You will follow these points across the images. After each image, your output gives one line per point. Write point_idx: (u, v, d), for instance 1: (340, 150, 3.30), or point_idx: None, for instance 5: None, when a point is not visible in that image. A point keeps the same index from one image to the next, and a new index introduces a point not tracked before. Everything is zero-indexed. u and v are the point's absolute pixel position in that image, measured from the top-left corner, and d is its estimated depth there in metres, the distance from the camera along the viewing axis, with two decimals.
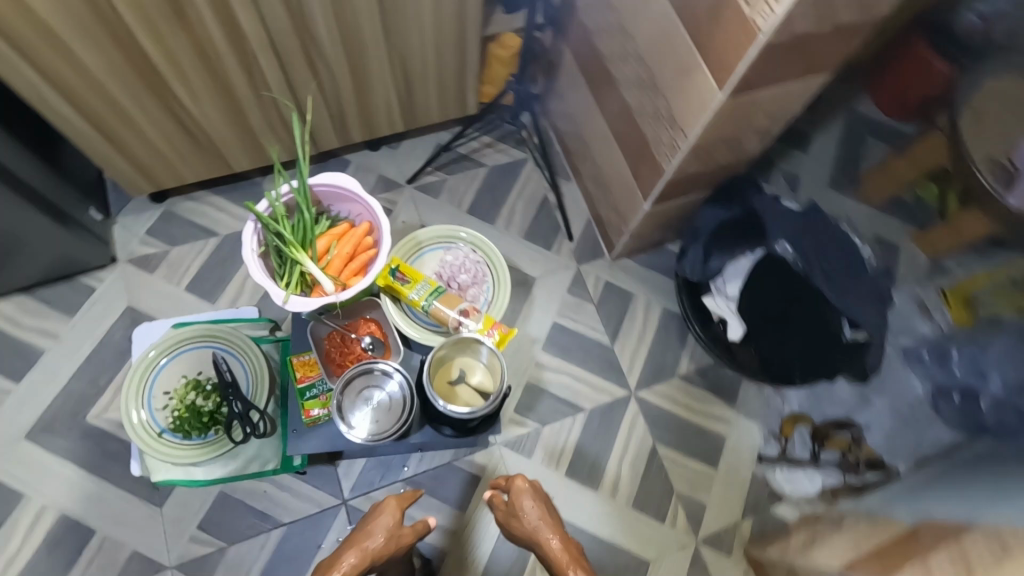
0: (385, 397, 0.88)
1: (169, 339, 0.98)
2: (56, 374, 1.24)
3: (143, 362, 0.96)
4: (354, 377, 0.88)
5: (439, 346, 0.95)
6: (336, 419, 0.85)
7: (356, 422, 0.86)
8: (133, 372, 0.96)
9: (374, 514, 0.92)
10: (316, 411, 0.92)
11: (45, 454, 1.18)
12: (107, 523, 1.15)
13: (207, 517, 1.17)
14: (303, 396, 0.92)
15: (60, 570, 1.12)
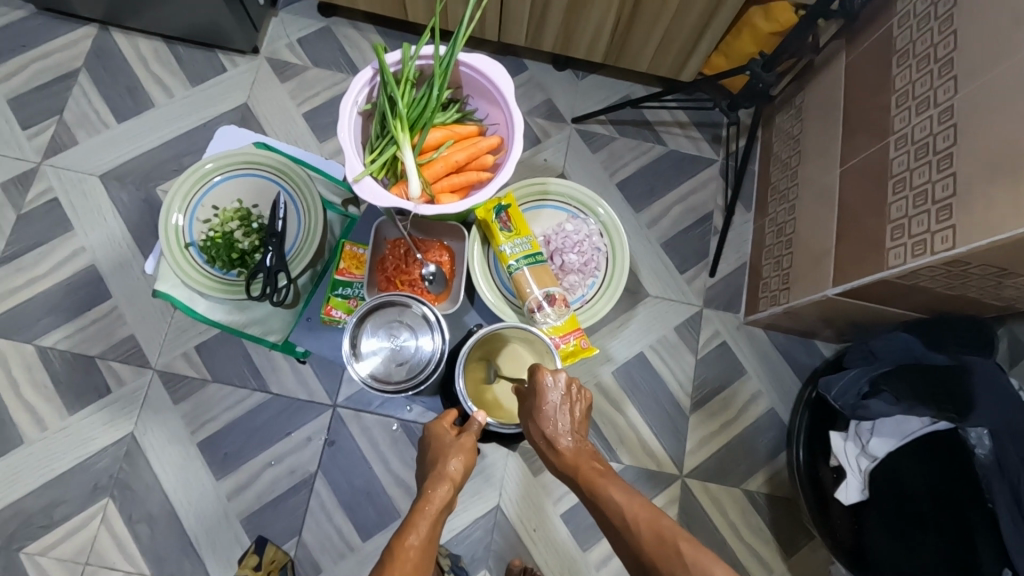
0: (413, 349, 0.75)
1: (235, 158, 0.86)
2: (152, 131, 1.19)
3: (197, 171, 0.85)
4: (392, 305, 0.76)
5: (502, 324, 0.78)
6: (348, 343, 0.74)
7: (365, 356, 0.75)
8: (186, 175, 0.85)
9: (436, 445, 0.68)
10: (336, 313, 0.83)
11: (107, 200, 1.15)
12: (124, 296, 1.11)
13: (207, 343, 1.10)
14: (334, 290, 0.83)
15: (64, 313, 1.10)
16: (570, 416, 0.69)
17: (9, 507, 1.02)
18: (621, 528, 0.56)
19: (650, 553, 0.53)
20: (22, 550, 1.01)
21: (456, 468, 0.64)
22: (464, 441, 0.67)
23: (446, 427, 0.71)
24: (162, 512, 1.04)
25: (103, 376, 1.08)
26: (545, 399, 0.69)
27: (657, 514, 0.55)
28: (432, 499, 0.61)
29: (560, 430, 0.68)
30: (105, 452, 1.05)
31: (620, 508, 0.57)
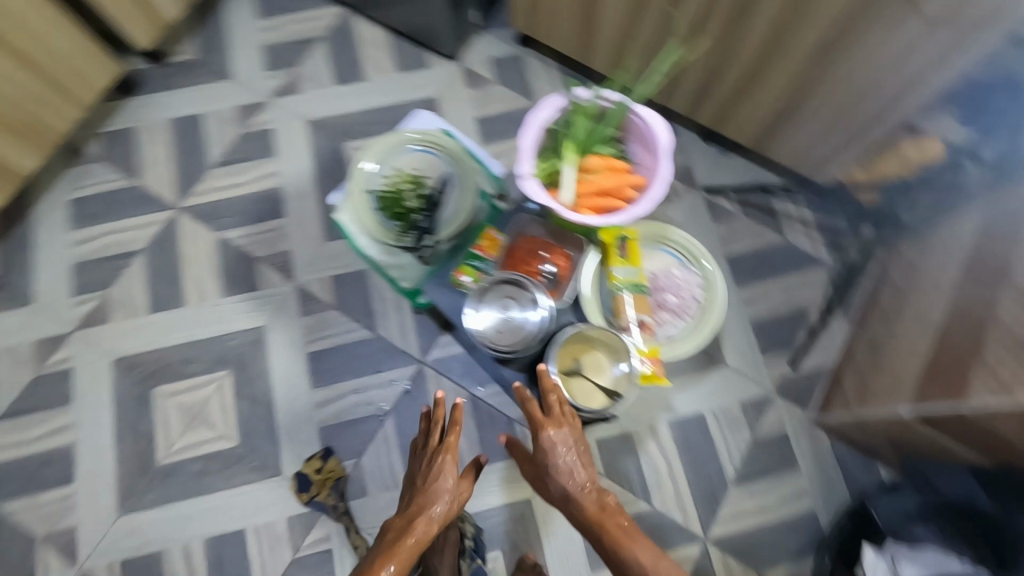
0: (518, 324, 0.88)
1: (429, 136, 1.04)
2: (357, 99, 1.44)
3: (397, 136, 1.04)
4: (512, 282, 0.89)
5: (597, 325, 0.91)
6: (471, 300, 0.90)
7: (480, 315, 0.89)
8: (388, 136, 1.04)
9: (434, 473, 0.95)
10: (463, 278, 0.94)
11: (307, 142, 1.40)
12: (293, 219, 1.34)
13: (342, 277, 1.30)
14: (468, 260, 0.94)
15: (247, 218, 1.35)
16: (580, 466, 0.83)
17: (157, 352, 1.26)
18: None
19: None
20: (154, 388, 1.24)
21: (440, 494, 0.92)
22: (444, 462, 0.95)
23: (450, 466, 0.95)
24: (263, 398, 1.23)
25: (257, 275, 1.31)
26: (555, 458, 0.83)
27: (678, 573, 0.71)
28: (421, 522, 0.87)
29: (575, 481, 0.82)
30: (238, 335, 1.27)
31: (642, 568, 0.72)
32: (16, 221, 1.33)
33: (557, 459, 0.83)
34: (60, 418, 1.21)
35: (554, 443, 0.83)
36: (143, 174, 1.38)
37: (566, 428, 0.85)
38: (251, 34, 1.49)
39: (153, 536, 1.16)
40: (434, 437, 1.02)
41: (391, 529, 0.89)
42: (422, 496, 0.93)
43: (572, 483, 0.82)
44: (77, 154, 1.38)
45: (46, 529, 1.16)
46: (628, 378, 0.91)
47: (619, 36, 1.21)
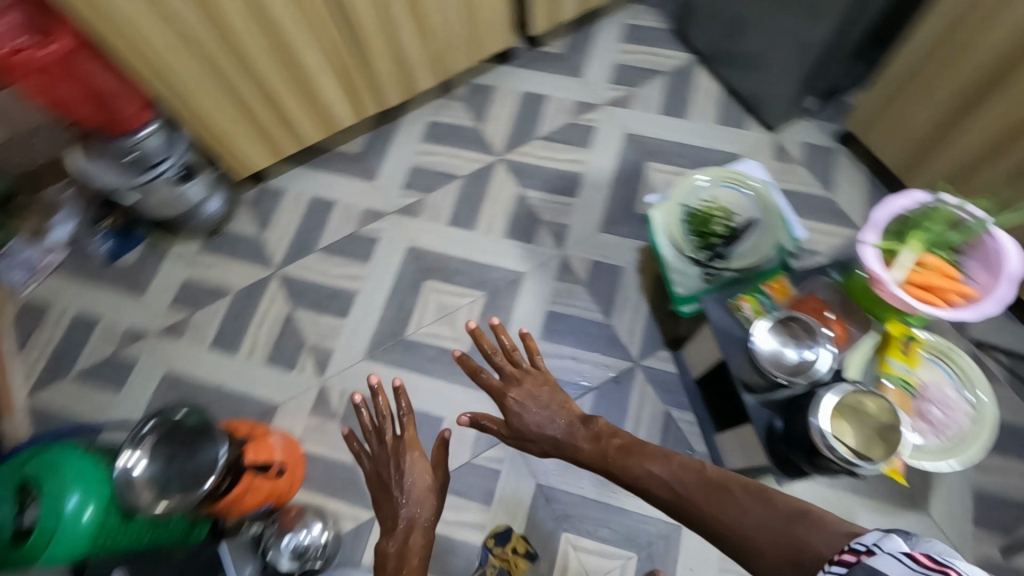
0: (799, 360, 0.91)
1: (756, 185, 1.17)
2: (674, 131, 1.64)
3: (730, 172, 1.18)
4: (798, 322, 0.95)
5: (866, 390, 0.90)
6: (756, 324, 0.96)
7: (762, 338, 0.94)
8: (723, 170, 1.18)
9: (402, 472, 0.97)
10: (746, 305, 1.02)
11: (618, 148, 1.63)
12: (583, 202, 1.57)
13: (602, 264, 1.49)
14: (754, 292, 1.04)
15: (546, 186, 1.59)
16: (557, 412, 0.96)
17: (440, 255, 1.54)
18: (681, 498, 0.78)
19: (715, 507, 0.73)
20: (426, 280, 1.52)
21: (424, 494, 0.95)
22: (415, 460, 0.98)
23: (420, 463, 0.99)
24: (501, 327, 1.45)
25: (536, 232, 1.54)
26: (529, 418, 0.97)
27: (708, 471, 0.79)
28: (414, 531, 0.90)
29: (558, 429, 0.94)
30: (503, 271, 1.51)
31: (669, 482, 0.80)
32: (387, 119, 1.72)
33: (530, 410, 0.97)
34: (357, 270, 1.54)
35: (518, 405, 0.98)
36: (486, 123, 1.70)
37: (527, 383, 1.01)
38: (610, 51, 1.76)
39: (379, 387, 1.41)
40: (388, 432, 1.03)
41: (379, 559, 0.87)
42: (389, 512, 0.94)
43: (575, 432, 0.94)
44: (448, 90, 1.75)
45: (313, 342, 1.47)
46: (889, 449, 0.87)
47: (968, 162, 1.25)
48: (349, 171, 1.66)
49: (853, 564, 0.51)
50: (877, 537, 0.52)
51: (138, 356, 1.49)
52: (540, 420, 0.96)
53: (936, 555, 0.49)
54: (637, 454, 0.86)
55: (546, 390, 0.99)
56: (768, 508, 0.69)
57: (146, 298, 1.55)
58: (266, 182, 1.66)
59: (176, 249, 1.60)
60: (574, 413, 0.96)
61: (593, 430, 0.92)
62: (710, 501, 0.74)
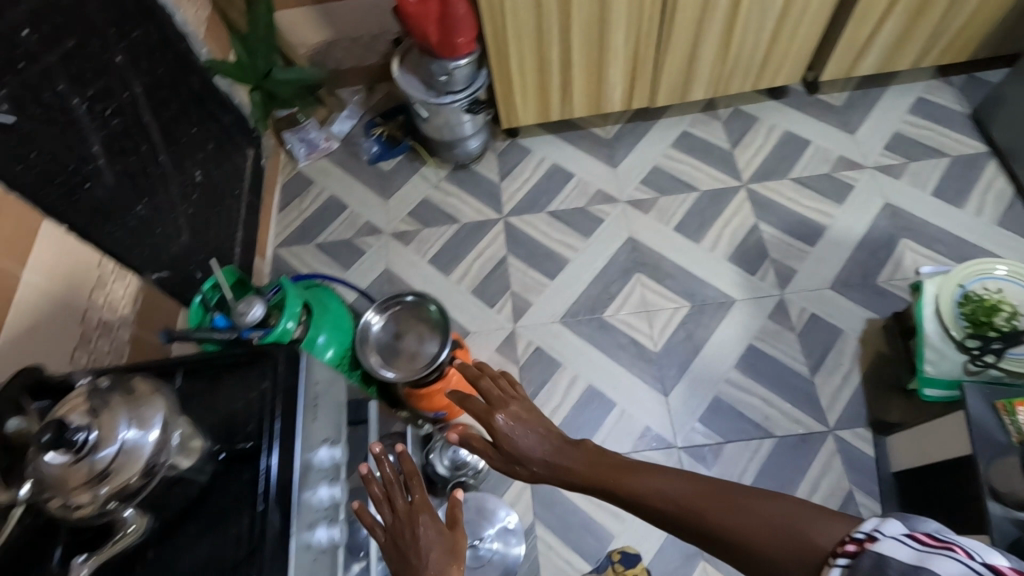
0: None
1: None
2: (942, 216, 1.52)
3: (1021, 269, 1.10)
4: None
5: None
6: None
7: None
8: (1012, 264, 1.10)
9: (406, 528, 0.69)
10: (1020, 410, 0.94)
11: (873, 214, 1.54)
12: (818, 254, 1.51)
13: (821, 320, 1.42)
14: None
15: (784, 227, 1.56)
16: (535, 432, 0.75)
17: (657, 254, 1.56)
18: (682, 512, 0.63)
19: (718, 520, 0.59)
20: (637, 273, 1.54)
21: (442, 560, 0.67)
22: (428, 524, 0.69)
23: (427, 515, 0.69)
24: (698, 342, 1.44)
25: (761, 266, 1.51)
26: (515, 441, 0.74)
27: (690, 479, 0.65)
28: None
29: (548, 454, 0.74)
30: (715, 291, 1.49)
31: (667, 506, 0.64)
32: (645, 117, 1.78)
33: (523, 436, 0.75)
34: (576, 241, 1.61)
35: (502, 426, 0.75)
36: (740, 149, 1.70)
37: (509, 405, 0.77)
38: (893, 118, 1.68)
39: (563, 351, 1.46)
40: (399, 496, 0.71)
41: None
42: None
43: (552, 452, 0.74)
44: (711, 108, 1.77)
45: (517, 290, 1.56)
46: None
47: None
48: (594, 152, 1.75)
49: (857, 555, 0.48)
50: (878, 525, 0.49)
51: (369, 247, 1.68)
52: (527, 446, 0.74)
53: (938, 534, 0.47)
54: (621, 473, 0.69)
55: (516, 402, 0.77)
56: (779, 530, 0.56)
57: (390, 202, 1.74)
58: (518, 138, 1.80)
59: (426, 170, 1.78)
60: (550, 429, 0.76)
61: (571, 445, 0.74)
62: (703, 499, 0.62)
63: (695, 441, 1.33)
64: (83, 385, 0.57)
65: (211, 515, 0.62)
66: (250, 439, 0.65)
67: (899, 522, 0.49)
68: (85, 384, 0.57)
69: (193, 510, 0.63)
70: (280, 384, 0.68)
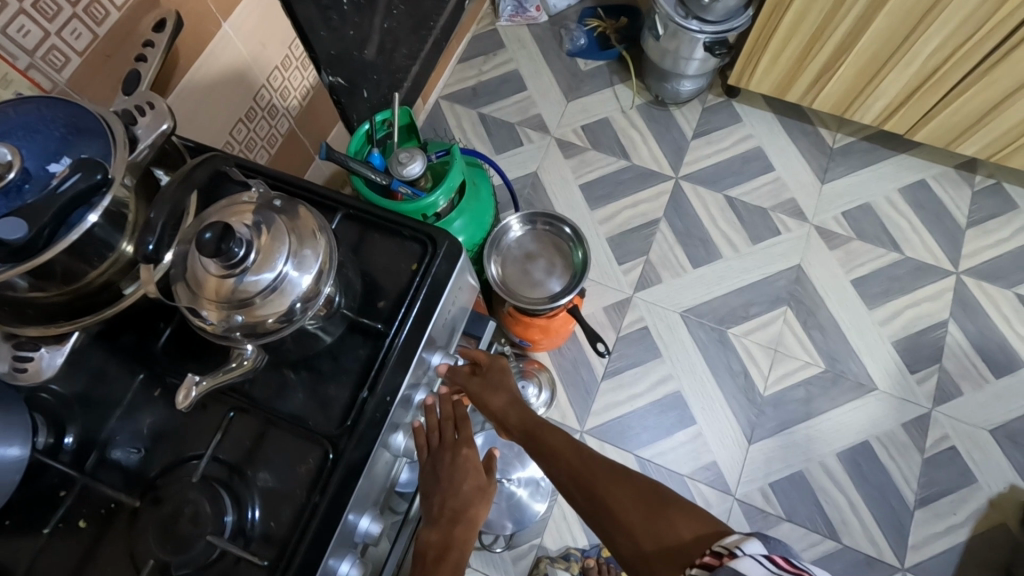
0: None
1: None
2: None
3: None
4: None
5: None
6: None
7: None
8: None
9: (449, 464, 0.63)
10: None
11: None
12: (997, 389, 1.27)
13: (958, 459, 1.23)
14: None
15: (976, 341, 1.32)
16: (508, 403, 0.69)
17: (818, 298, 1.37)
18: (569, 477, 0.63)
19: (593, 485, 0.61)
20: (787, 306, 1.36)
21: (472, 494, 0.62)
22: (471, 456, 0.63)
23: (472, 468, 0.63)
24: (812, 409, 1.28)
25: (925, 369, 1.30)
26: (490, 399, 0.69)
27: (575, 444, 0.65)
28: (459, 523, 0.60)
29: (510, 416, 0.69)
30: (859, 368, 1.30)
31: (560, 466, 0.65)
32: (886, 145, 1.50)
33: (497, 402, 0.69)
34: (739, 241, 1.42)
35: (484, 381, 0.69)
36: (975, 231, 1.41)
37: (495, 364, 0.71)
38: None
39: (669, 345, 1.34)
40: (448, 428, 0.64)
41: (424, 554, 0.59)
42: (433, 505, 0.61)
43: (512, 410, 0.68)
44: (968, 170, 1.47)
45: (654, 259, 1.41)
46: None
47: None
48: (808, 156, 1.50)
49: (715, 568, 0.46)
50: (739, 540, 0.47)
51: (529, 142, 1.55)
52: (495, 404, 0.69)
53: (791, 558, 0.45)
54: (538, 431, 0.67)
55: (503, 365, 0.71)
56: (634, 503, 0.58)
57: (570, 105, 1.58)
58: (734, 100, 1.56)
59: (623, 90, 1.59)
60: (519, 402, 0.69)
61: (527, 418, 0.68)
62: (584, 470, 0.62)
63: (755, 500, 1.22)
64: (256, 193, 0.51)
65: (318, 372, 0.59)
66: (379, 319, 0.59)
67: (765, 541, 0.46)
68: (257, 193, 0.51)
69: (306, 356, 0.59)
70: (430, 277, 0.60)
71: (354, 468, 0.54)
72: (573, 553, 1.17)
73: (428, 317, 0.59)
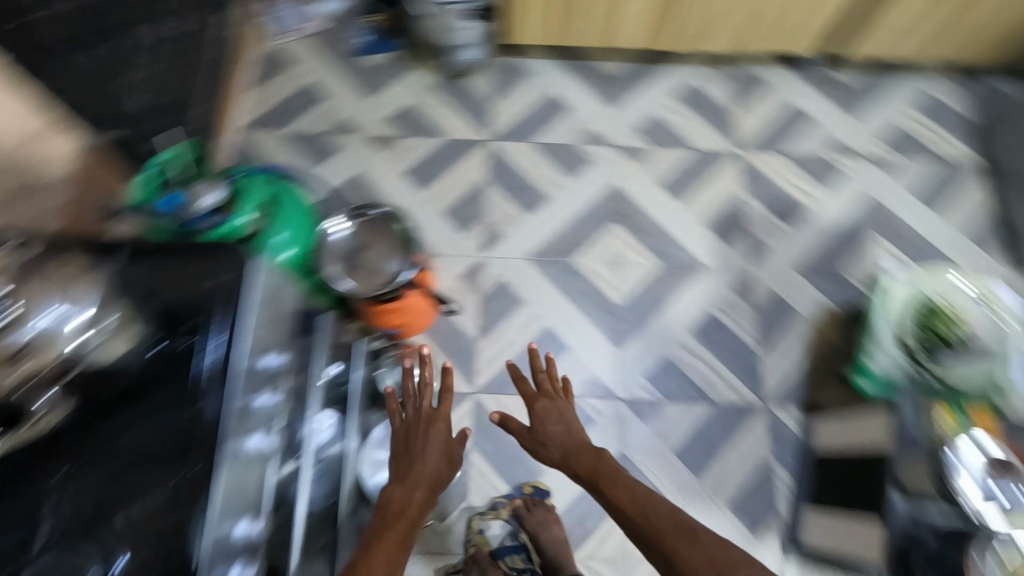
0: (984, 488, 0.90)
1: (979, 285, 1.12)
2: (918, 219, 1.52)
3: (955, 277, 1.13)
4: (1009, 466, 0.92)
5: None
6: (967, 447, 0.93)
7: (969, 462, 0.92)
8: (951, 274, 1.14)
9: (421, 437, 0.93)
10: (947, 416, 0.99)
11: (853, 202, 1.54)
12: (793, 235, 1.51)
13: (780, 301, 1.45)
14: (959, 412, 0.99)
15: (767, 201, 1.54)
16: (562, 440, 0.99)
17: (637, 207, 1.53)
18: (640, 525, 0.81)
19: (653, 531, 0.80)
20: (614, 223, 1.51)
21: (437, 462, 0.91)
22: (436, 432, 0.93)
23: (439, 442, 0.93)
24: (660, 301, 1.44)
25: (735, 238, 1.50)
26: (548, 432, 1.01)
27: (641, 496, 0.85)
28: (418, 488, 0.86)
29: (566, 450, 0.98)
30: (687, 255, 1.49)
31: (632, 511, 0.83)
32: (653, 61, 1.69)
33: (550, 424, 1.01)
34: (558, 179, 1.55)
35: (546, 414, 1.03)
36: (741, 113, 1.64)
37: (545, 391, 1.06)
38: (896, 109, 1.64)
39: (527, 290, 1.44)
40: (425, 405, 0.96)
41: (388, 506, 0.83)
42: (404, 469, 0.89)
43: (579, 458, 0.95)
44: (722, 64, 1.70)
45: (490, 219, 1.51)
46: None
47: None
48: (594, 88, 1.66)
49: None
50: None
51: (343, 147, 1.58)
52: (553, 436, 1.00)
53: None
54: (603, 476, 0.90)
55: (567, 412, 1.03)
56: (698, 550, 0.76)
57: (371, 101, 1.63)
58: (519, 58, 1.68)
59: (416, 74, 1.66)
60: (581, 444, 0.98)
61: (581, 457, 0.95)
62: (653, 522, 0.81)
63: (637, 395, 1.36)
64: None
65: (148, 402, 0.60)
66: (191, 332, 0.62)
67: None
68: None
69: (123, 392, 0.61)
70: (223, 277, 0.65)
71: (211, 466, 0.58)
72: (500, 501, 1.24)
73: (236, 312, 0.64)
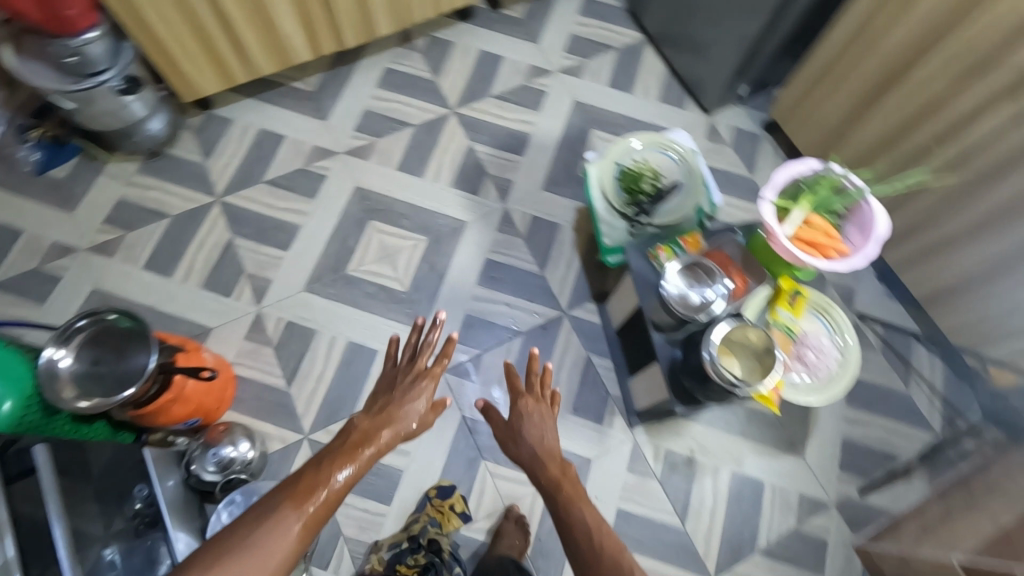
0: (700, 300, 1.04)
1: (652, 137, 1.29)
2: (618, 104, 1.73)
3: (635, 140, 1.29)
4: (706, 266, 1.07)
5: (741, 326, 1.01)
6: (677, 271, 1.07)
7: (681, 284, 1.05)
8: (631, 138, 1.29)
9: (410, 395, 0.95)
10: (662, 254, 1.11)
11: (564, 113, 1.71)
12: (527, 161, 1.64)
13: (540, 221, 1.57)
14: (674, 243, 1.12)
15: (495, 142, 1.66)
16: (538, 434, 1.01)
17: (386, 198, 1.58)
18: (568, 520, 0.86)
19: (579, 527, 0.84)
20: (371, 220, 1.55)
21: (409, 414, 0.93)
22: (427, 388, 0.97)
23: (427, 396, 0.96)
24: (441, 270, 1.51)
25: (482, 186, 1.61)
26: (525, 429, 1.02)
27: (581, 502, 0.88)
28: (384, 432, 0.89)
29: (534, 445, 1.00)
30: (447, 220, 1.56)
31: (571, 508, 0.87)
32: (344, 61, 1.73)
33: (527, 424, 1.02)
34: (302, 205, 1.56)
35: (532, 410, 1.04)
36: (441, 77, 1.74)
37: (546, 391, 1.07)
38: (565, 21, 1.83)
39: (316, 318, 1.44)
40: (425, 360, 1.00)
41: (352, 435, 0.87)
42: (378, 410, 0.93)
43: (547, 462, 0.97)
44: (408, 40, 1.78)
45: (252, 271, 1.48)
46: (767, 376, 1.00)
47: (869, 150, 1.39)
48: (300, 108, 1.67)
49: None
50: None
51: (66, 270, 1.45)
52: (533, 431, 1.01)
53: None
54: (556, 480, 0.93)
55: (548, 418, 1.04)
56: (603, 540, 0.81)
57: (77, 213, 1.51)
58: (214, 110, 1.64)
59: (114, 167, 1.56)
60: (551, 449, 0.99)
61: (551, 461, 0.97)
62: (588, 517, 0.85)
63: (455, 360, 1.42)
64: None
65: None
66: None
67: None
68: None
69: None
70: None
71: None
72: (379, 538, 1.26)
73: None
